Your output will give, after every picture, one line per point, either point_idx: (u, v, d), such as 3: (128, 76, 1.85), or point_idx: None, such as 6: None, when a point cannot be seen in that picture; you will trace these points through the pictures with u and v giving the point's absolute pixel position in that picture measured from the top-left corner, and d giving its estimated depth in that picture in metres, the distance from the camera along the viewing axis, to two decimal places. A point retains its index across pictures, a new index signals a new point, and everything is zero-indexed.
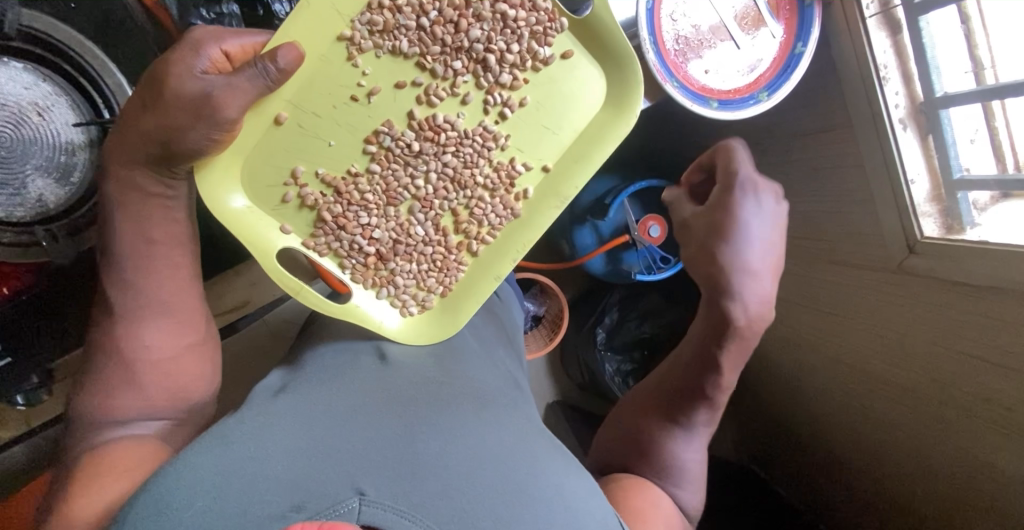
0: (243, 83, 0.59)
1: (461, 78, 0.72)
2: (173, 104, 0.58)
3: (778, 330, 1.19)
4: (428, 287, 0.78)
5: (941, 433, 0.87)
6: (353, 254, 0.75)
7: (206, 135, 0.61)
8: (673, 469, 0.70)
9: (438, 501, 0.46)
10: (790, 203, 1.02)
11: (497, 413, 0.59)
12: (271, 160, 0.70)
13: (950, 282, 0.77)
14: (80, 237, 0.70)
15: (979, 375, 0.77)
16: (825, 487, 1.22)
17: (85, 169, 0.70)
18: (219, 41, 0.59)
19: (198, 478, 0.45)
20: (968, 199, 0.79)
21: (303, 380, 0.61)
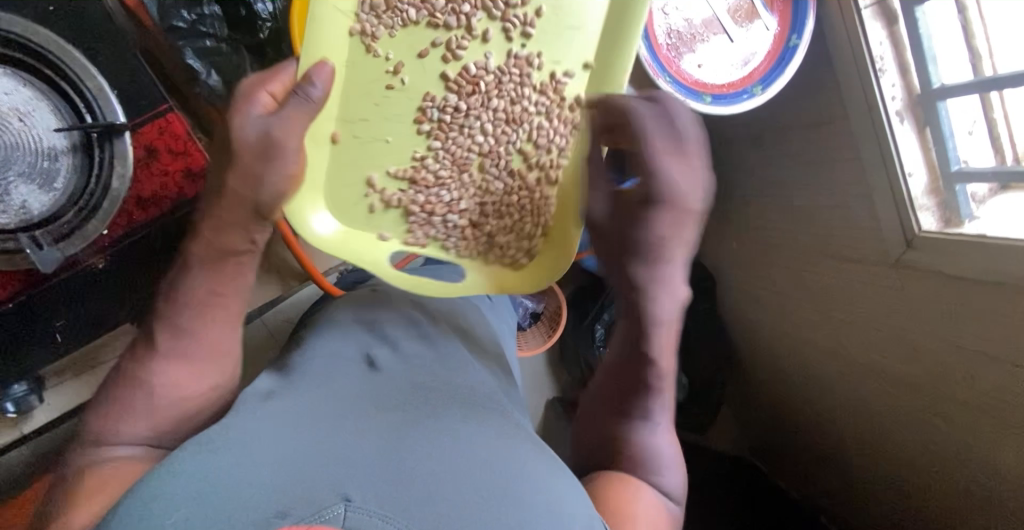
0: (299, 110, 0.59)
1: (475, 19, 0.72)
2: (242, 155, 0.58)
3: (776, 325, 1.18)
4: (529, 234, 0.80)
5: (942, 428, 0.86)
6: (450, 233, 0.78)
7: (281, 175, 0.60)
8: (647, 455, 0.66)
9: (424, 507, 0.46)
10: (786, 198, 1.01)
11: (486, 419, 0.58)
12: (345, 176, 0.73)
13: (950, 277, 0.76)
14: (65, 244, 0.69)
15: (978, 369, 0.77)
16: (826, 481, 1.22)
17: (68, 175, 0.69)
18: (262, 86, 0.60)
19: (185, 487, 0.45)
20: (967, 191, 0.78)
21: (292, 387, 0.59)
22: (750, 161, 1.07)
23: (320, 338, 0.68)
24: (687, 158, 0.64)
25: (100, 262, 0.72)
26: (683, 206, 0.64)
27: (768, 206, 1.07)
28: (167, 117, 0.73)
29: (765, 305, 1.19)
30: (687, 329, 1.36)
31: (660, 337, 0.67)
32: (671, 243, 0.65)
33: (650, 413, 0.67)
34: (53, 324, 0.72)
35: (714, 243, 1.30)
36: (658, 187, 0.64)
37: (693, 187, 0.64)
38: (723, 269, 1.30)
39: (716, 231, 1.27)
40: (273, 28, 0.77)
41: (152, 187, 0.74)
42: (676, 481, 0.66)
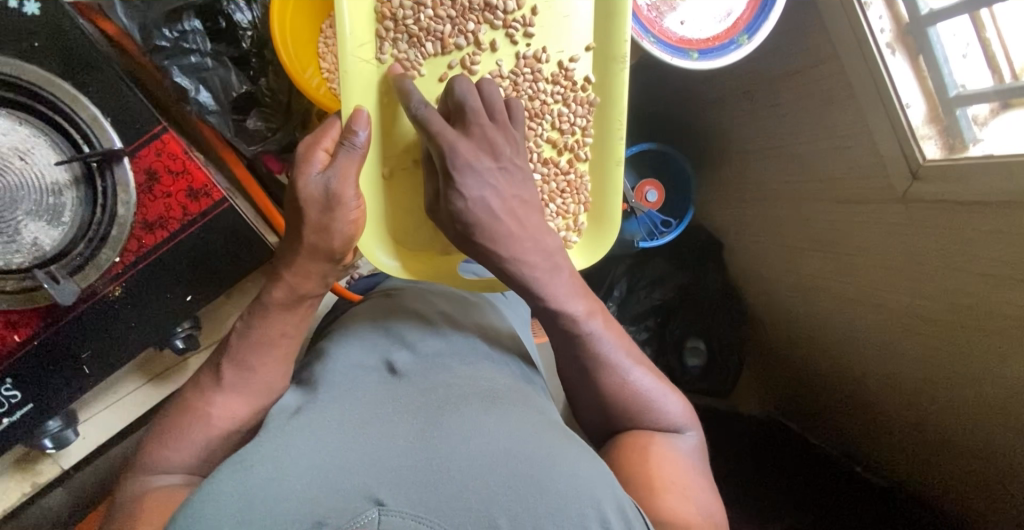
0: (351, 159, 0.62)
1: (481, 33, 0.73)
2: (307, 207, 0.61)
3: (789, 278, 1.18)
4: (572, 213, 0.80)
5: (970, 360, 0.85)
6: None
7: (346, 220, 0.63)
8: (634, 402, 0.66)
9: (457, 506, 0.45)
10: (786, 147, 1.00)
11: (512, 412, 0.57)
12: (404, 204, 0.76)
13: (960, 203, 0.75)
14: (82, 275, 0.70)
15: (997, 292, 0.76)
16: (854, 429, 1.22)
17: (74, 208, 0.70)
18: (318, 144, 0.62)
19: (220, 502, 0.45)
20: (967, 115, 0.77)
21: (320, 399, 0.59)
22: (744, 117, 1.07)
23: (341, 352, 0.67)
24: (491, 127, 0.64)
25: (116, 289, 0.73)
26: (485, 170, 0.62)
27: (767, 159, 1.07)
28: (162, 138, 0.72)
29: (774, 260, 1.20)
30: (700, 294, 1.37)
31: (554, 290, 0.64)
32: (500, 205, 0.63)
33: (608, 361, 0.66)
34: (79, 355, 0.73)
35: (717, 206, 1.30)
36: (452, 157, 0.62)
37: (475, 155, 0.62)
38: (729, 230, 1.31)
39: (717, 192, 1.28)
40: (255, 36, 0.78)
41: (158, 210, 0.73)
42: (677, 410, 0.68)
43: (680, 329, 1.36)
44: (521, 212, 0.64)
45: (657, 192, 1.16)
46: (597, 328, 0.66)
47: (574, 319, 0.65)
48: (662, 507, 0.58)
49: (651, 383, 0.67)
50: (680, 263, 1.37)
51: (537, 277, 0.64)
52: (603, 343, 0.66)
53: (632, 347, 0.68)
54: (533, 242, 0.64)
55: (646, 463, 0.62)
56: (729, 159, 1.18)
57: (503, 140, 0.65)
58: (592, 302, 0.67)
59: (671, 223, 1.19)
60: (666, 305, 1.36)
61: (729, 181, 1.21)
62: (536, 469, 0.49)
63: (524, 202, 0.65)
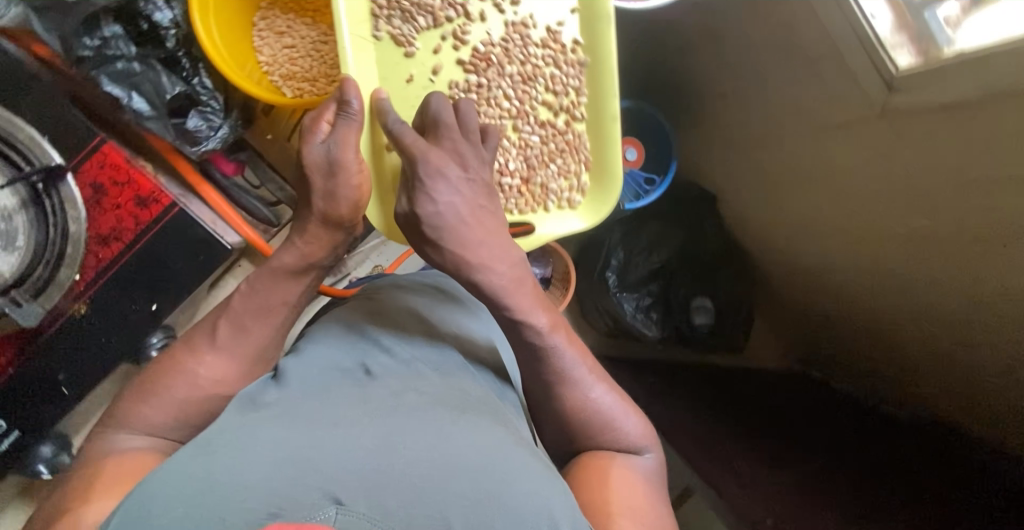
0: (349, 127, 0.66)
1: (470, 6, 0.81)
2: (312, 174, 0.65)
3: (785, 220, 1.14)
4: (574, 172, 0.85)
5: (976, 272, 0.82)
6: (509, 196, 0.84)
7: (349, 186, 0.65)
8: (593, 422, 0.67)
9: (414, 509, 0.44)
10: (762, 82, 0.97)
11: (479, 423, 0.58)
12: None
13: (939, 108, 0.71)
14: (44, 297, 0.70)
15: (991, 196, 0.73)
16: (878, 368, 1.19)
17: (26, 230, 0.70)
18: (320, 116, 0.66)
19: (173, 488, 0.44)
20: (938, 18, 0.72)
21: (285, 399, 0.59)
22: (714, 60, 1.05)
23: (309, 355, 0.68)
24: (463, 142, 0.66)
25: (81, 307, 0.74)
26: (454, 178, 0.62)
27: (743, 100, 1.04)
28: (101, 149, 0.74)
29: (767, 204, 1.16)
30: (700, 252, 1.34)
31: (518, 300, 0.63)
32: (466, 212, 0.62)
33: (570, 378, 0.66)
34: (56, 377, 0.75)
35: (703, 158, 1.27)
36: (421, 165, 0.62)
37: (445, 164, 0.63)
38: (720, 183, 1.27)
39: (701, 144, 1.25)
40: (179, 35, 0.78)
41: (109, 223, 0.75)
42: (638, 432, 0.68)
43: (683, 290, 1.34)
44: (483, 217, 0.63)
45: (636, 150, 1.16)
46: (561, 342, 0.65)
47: (538, 333, 0.64)
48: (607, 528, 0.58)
49: (613, 404, 0.67)
50: (675, 223, 1.34)
51: (504, 289, 0.63)
52: (565, 358, 0.65)
53: (595, 366, 0.69)
54: (500, 246, 0.63)
55: (603, 488, 0.62)
56: (707, 107, 1.15)
57: (475, 157, 0.65)
58: (556, 316, 0.66)
59: (654, 180, 1.17)
60: (666, 268, 1.33)
61: (711, 130, 1.18)
62: (495, 478, 0.49)
63: (493, 212, 0.65)
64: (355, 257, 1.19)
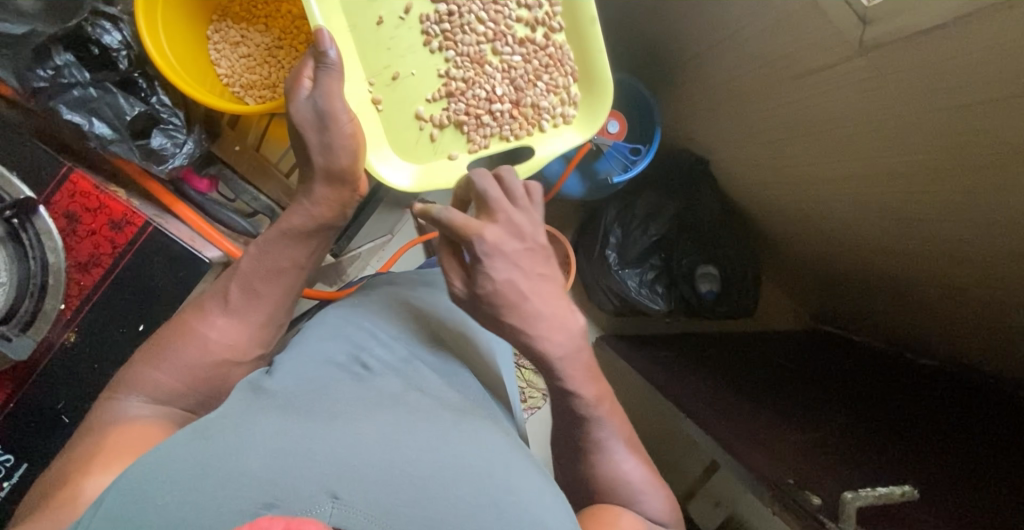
0: (331, 76, 0.73)
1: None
2: (303, 128, 0.72)
3: (779, 175, 1.12)
4: (562, 86, 0.90)
5: (979, 201, 0.79)
6: (502, 123, 0.90)
7: (341, 134, 0.73)
8: (619, 490, 0.67)
9: (415, 513, 0.45)
10: (734, 35, 0.95)
11: (472, 426, 0.59)
12: (402, 119, 0.86)
13: (916, 36, 0.69)
14: (35, 328, 0.72)
15: (983, 121, 0.70)
16: (896, 312, 1.17)
17: (8, 265, 0.71)
18: (301, 74, 0.73)
19: (173, 468, 0.45)
20: None
21: (286, 386, 0.60)
22: (685, 19, 1.03)
23: (304, 347, 0.69)
24: (516, 213, 0.62)
25: (71, 335, 0.75)
26: (513, 253, 0.60)
27: (721, 56, 1.01)
28: (71, 178, 0.75)
29: (758, 160, 1.14)
30: (698, 219, 1.32)
31: (568, 370, 0.64)
32: (527, 286, 0.61)
33: (602, 445, 0.68)
34: (56, 406, 0.76)
35: (689, 122, 1.25)
36: (479, 245, 0.59)
37: (505, 240, 0.60)
38: (708, 145, 1.25)
39: (685, 109, 1.23)
40: (131, 54, 0.80)
41: (87, 250, 0.75)
42: (659, 508, 0.68)
43: (685, 259, 1.32)
44: (536, 290, 0.62)
45: (617, 122, 1.14)
46: (603, 414, 0.67)
47: (585, 403, 0.66)
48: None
49: (644, 476, 0.69)
50: (669, 191, 1.33)
51: (557, 355, 0.63)
52: (605, 428, 0.68)
53: (631, 437, 0.71)
54: (555, 320, 0.62)
55: None
56: (686, 70, 1.13)
57: (529, 224, 0.62)
58: (603, 386, 0.68)
59: (640, 150, 1.15)
60: (665, 239, 1.32)
61: (692, 92, 1.16)
62: (487, 482, 0.51)
63: (551, 280, 0.63)
64: (354, 264, 1.20)
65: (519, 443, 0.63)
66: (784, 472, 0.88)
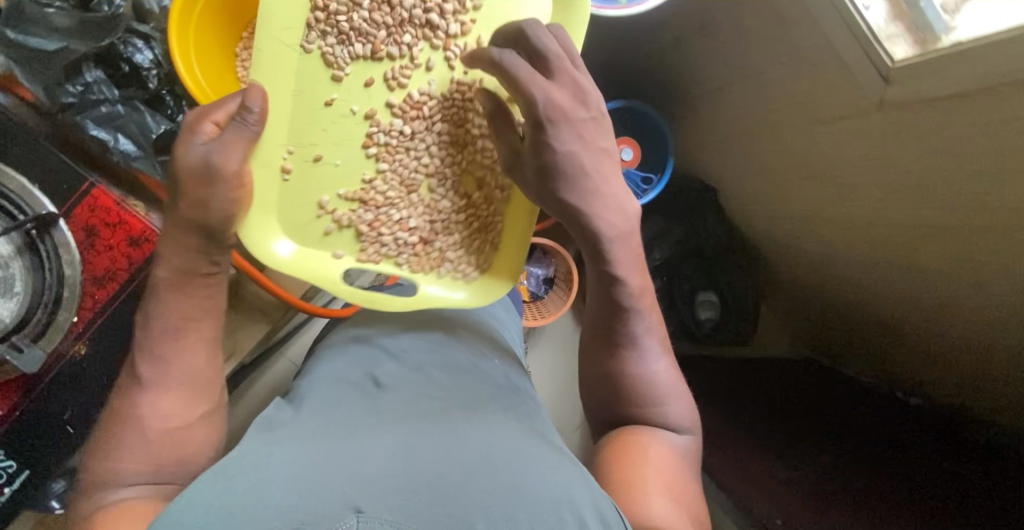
0: (239, 135, 0.62)
1: (416, 49, 0.73)
2: (187, 180, 0.61)
3: (787, 212, 1.13)
4: (477, 248, 0.79)
5: (988, 260, 0.80)
6: (402, 250, 0.77)
7: (226, 196, 0.63)
8: (655, 390, 0.70)
9: (438, 511, 0.47)
10: (754, 76, 0.95)
11: (494, 421, 0.61)
12: (298, 200, 0.73)
13: (939, 98, 0.69)
14: (46, 339, 0.69)
15: (1000, 187, 0.71)
16: (890, 356, 1.18)
17: (24, 276, 0.69)
18: (207, 114, 0.62)
19: (195, 509, 0.46)
20: (935, 3, 0.72)
21: (300, 419, 0.62)
22: (705, 54, 1.03)
23: (326, 365, 0.72)
24: (578, 76, 0.66)
25: (81, 347, 0.72)
26: (577, 121, 0.65)
27: (739, 92, 1.02)
28: (93, 193, 0.72)
29: (767, 195, 1.15)
30: (701, 245, 1.33)
31: (618, 251, 0.68)
32: (587, 158, 0.66)
33: (636, 342, 0.71)
34: (61, 416, 0.71)
35: (700, 152, 1.26)
36: (543, 108, 0.63)
37: (569, 104, 0.65)
38: (718, 174, 1.25)
39: (698, 139, 1.23)
40: (161, 74, 0.79)
41: (105, 264, 0.72)
42: (682, 410, 0.71)
43: (687, 285, 1.35)
44: (592, 151, 0.66)
45: (632, 149, 1.15)
46: (644, 303, 0.71)
47: (628, 291, 0.69)
48: (643, 511, 0.59)
49: (669, 375, 0.72)
50: (676, 218, 1.33)
51: (614, 236, 0.68)
52: (640, 318, 0.71)
53: (664, 338, 0.74)
54: (613, 199, 0.68)
55: (639, 466, 0.63)
56: (702, 102, 1.14)
57: (590, 87, 0.66)
58: (645, 279, 0.72)
59: (652, 179, 1.16)
60: (670, 262, 1.34)
61: (706, 124, 1.17)
62: (512, 474, 0.52)
63: (608, 153, 0.68)
64: None
65: (550, 437, 0.65)
66: (779, 521, 0.96)
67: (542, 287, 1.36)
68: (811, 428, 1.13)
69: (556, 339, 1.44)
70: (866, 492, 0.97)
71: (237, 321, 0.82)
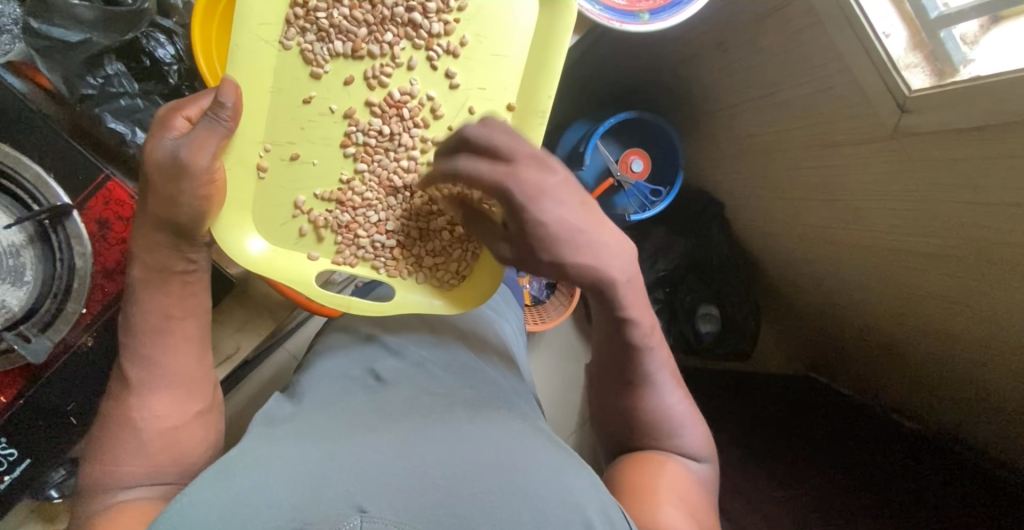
0: (209, 131, 0.63)
1: (398, 48, 0.72)
2: (156, 177, 0.63)
3: (794, 231, 1.13)
4: (457, 254, 0.77)
5: (991, 293, 0.80)
6: (379, 254, 0.77)
7: (193, 194, 0.64)
8: (668, 424, 0.71)
9: (442, 510, 0.47)
10: (769, 96, 0.96)
11: (495, 418, 0.61)
12: (275, 199, 0.73)
13: (953, 131, 0.70)
14: (54, 329, 0.69)
15: (1008, 222, 0.71)
16: (887, 378, 1.19)
17: (34, 265, 0.69)
18: (181, 110, 0.64)
19: (199, 513, 0.46)
20: (955, 35, 0.71)
21: (302, 415, 0.62)
22: (721, 69, 1.03)
23: (329, 361, 0.73)
24: (532, 151, 0.60)
25: (88, 339, 0.71)
26: (554, 188, 0.60)
27: (752, 110, 1.02)
28: (107, 186, 0.71)
29: (774, 214, 1.15)
30: (705, 258, 1.33)
31: (626, 299, 0.66)
32: (575, 218, 0.61)
33: (651, 380, 0.71)
34: (64, 408, 0.71)
35: (710, 166, 1.26)
36: (519, 198, 0.58)
37: (538, 177, 0.59)
38: (728, 189, 1.25)
39: (708, 152, 1.23)
40: (181, 70, 0.77)
41: (115, 257, 0.72)
42: (699, 440, 0.72)
43: (689, 297, 1.34)
44: (581, 214, 0.61)
45: (643, 162, 1.13)
46: (651, 342, 0.70)
47: (639, 330, 0.69)
48: (655, 519, 0.61)
49: (684, 408, 0.72)
50: (682, 230, 1.33)
51: (614, 286, 0.65)
52: (652, 357, 0.71)
53: (673, 370, 0.74)
54: (615, 246, 0.64)
55: (658, 474, 0.66)
56: (714, 117, 1.14)
57: (545, 155, 0.61)
58: (651, 314, 0.70)
59: (660, 192, 1.16)
60: (673, 274, 1.34)
61: (717, 138, 1.17)
62: (515, 472, 0.52)
63: (587, 201, 0.63)
64: None
65: (552, 434, 0.65)
66: None
67: (543, 292, 1.35)
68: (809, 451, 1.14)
69: (556, 345, 1.44)
70: (858, 513, 0.98)
71: (241, 315, 0.82)
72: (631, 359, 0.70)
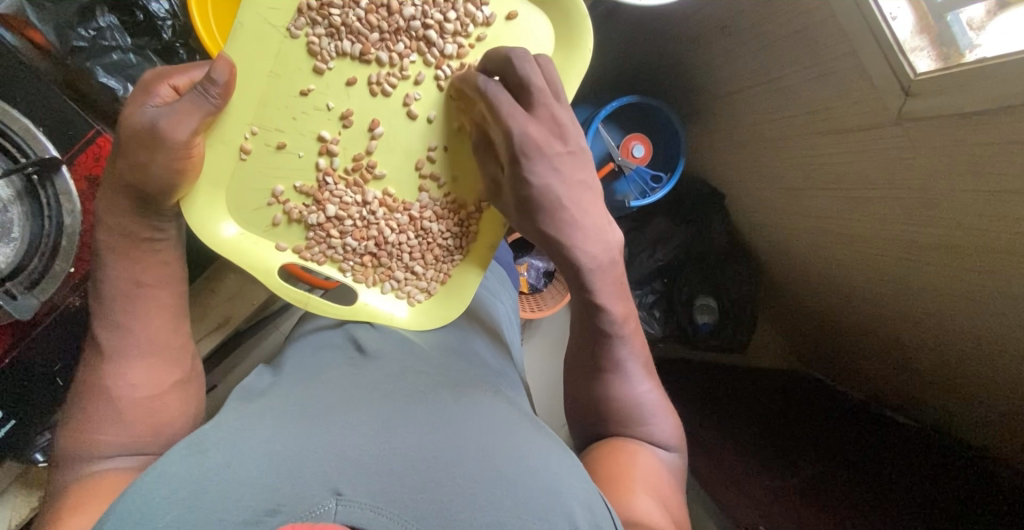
0: (191, 105, 0.61)
1: (408, 60, 0.71)
2: (132, 142, 0.61)
3: (794, 222, 1.12)
4: (427, 275, 0.78)
5: (990, 284, 0.80)
6: (349, 256, 0.76)
7: (167, 165, 0.62)
8: (637, 413, 0.70)
9: (419, 495, 0.46)
10: (773, 82, 0.95)
11: (479, 400, 0.60)
12: (251, 184, 0.71)
13: (956, 116, 0.69)
14: (42, 287, 0.68)
15: (1007, 209, 0.71)
16: (885, 374, 1.19)
17: (23, 222, 0.67)
18: (168, 78, 0.62)
19: (168, 485, 0.46)
20: (961, 19, 0.70)
21: (281, 387, 0.61)
22: (725, 55, 1.02)
23: (312, 337, 0.73)
24: (558, 108, 0.65)
25: (76, 300, 0.71)
26: (554, 156, 0.64)
27: (756, 97, 1.01)
28: (99, 142, 0.71)
29: (775, 204, 1.15)
30: (704, 249, 1.33)
31: (605, 285, 0.68)
32: (564, 192, 0.65)
33: (623, 367, 0.71)
34: (51, 369, 0.71)
35: (712, 156, 1.25)
36: (517, 143, 0.62)
37: (545, 138, 0.64)
38: (729, 180, 1.25)
39: (711, 140, 1.22)
40: (176, 26, 0.77)
41: None
42: (670, 429, 0.71)
43: (687, 288, 1.34)
44: (574, 189, 0.66)
45: (643, 146, 1.13)
46: (630, 330, 0.71)
47: (616, 320, 0.70)
48: (630, 506, 0.59)
49: (656, 399, 0.72)
50: (682, 219, 1.33)
51: (592, 268, 0.67)
52: (627, 345, 0.71)
53: (648, 363, 0.74)
54: (597, 233, 0.67)
55: (630, 468, 0.65)
56: (718, 105, 1.13)
57: (570, 122, 0.66)
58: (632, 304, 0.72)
59: (661, 178, 1.15)
60: (671, 265, 1.34)
61: (720, 127, 1.16)
62: (499, 457, 0.51)
63: (589, 187, 0.68)
64: None
65: (533, 417, 0.65)
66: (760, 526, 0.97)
67: (541, 280, 1.35)
68: (797, 444, 1.13)
69: (552, 333, 1.43)
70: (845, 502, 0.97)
71: (230, 288, 0.81)
72: (610, 354, 0.71)
